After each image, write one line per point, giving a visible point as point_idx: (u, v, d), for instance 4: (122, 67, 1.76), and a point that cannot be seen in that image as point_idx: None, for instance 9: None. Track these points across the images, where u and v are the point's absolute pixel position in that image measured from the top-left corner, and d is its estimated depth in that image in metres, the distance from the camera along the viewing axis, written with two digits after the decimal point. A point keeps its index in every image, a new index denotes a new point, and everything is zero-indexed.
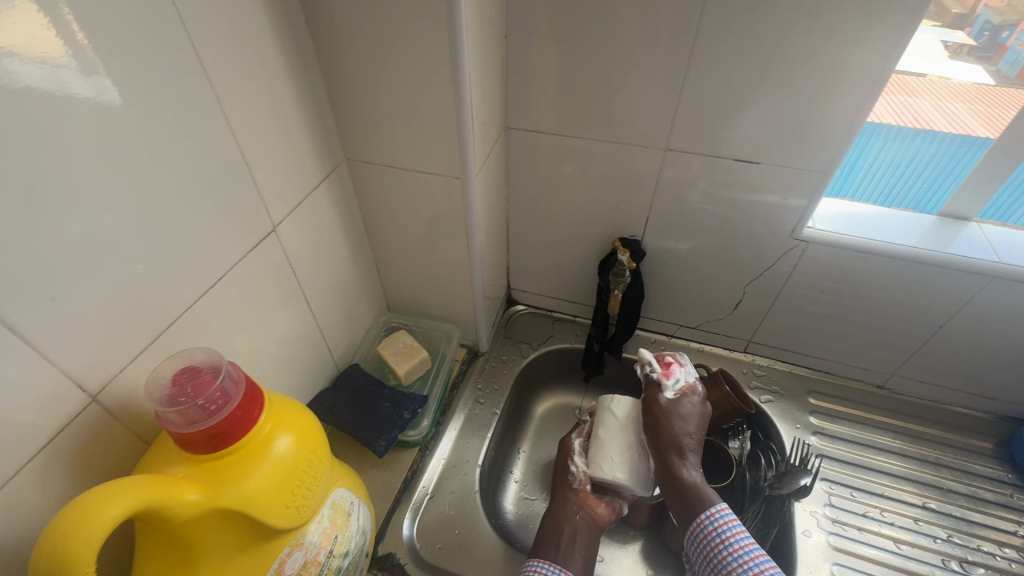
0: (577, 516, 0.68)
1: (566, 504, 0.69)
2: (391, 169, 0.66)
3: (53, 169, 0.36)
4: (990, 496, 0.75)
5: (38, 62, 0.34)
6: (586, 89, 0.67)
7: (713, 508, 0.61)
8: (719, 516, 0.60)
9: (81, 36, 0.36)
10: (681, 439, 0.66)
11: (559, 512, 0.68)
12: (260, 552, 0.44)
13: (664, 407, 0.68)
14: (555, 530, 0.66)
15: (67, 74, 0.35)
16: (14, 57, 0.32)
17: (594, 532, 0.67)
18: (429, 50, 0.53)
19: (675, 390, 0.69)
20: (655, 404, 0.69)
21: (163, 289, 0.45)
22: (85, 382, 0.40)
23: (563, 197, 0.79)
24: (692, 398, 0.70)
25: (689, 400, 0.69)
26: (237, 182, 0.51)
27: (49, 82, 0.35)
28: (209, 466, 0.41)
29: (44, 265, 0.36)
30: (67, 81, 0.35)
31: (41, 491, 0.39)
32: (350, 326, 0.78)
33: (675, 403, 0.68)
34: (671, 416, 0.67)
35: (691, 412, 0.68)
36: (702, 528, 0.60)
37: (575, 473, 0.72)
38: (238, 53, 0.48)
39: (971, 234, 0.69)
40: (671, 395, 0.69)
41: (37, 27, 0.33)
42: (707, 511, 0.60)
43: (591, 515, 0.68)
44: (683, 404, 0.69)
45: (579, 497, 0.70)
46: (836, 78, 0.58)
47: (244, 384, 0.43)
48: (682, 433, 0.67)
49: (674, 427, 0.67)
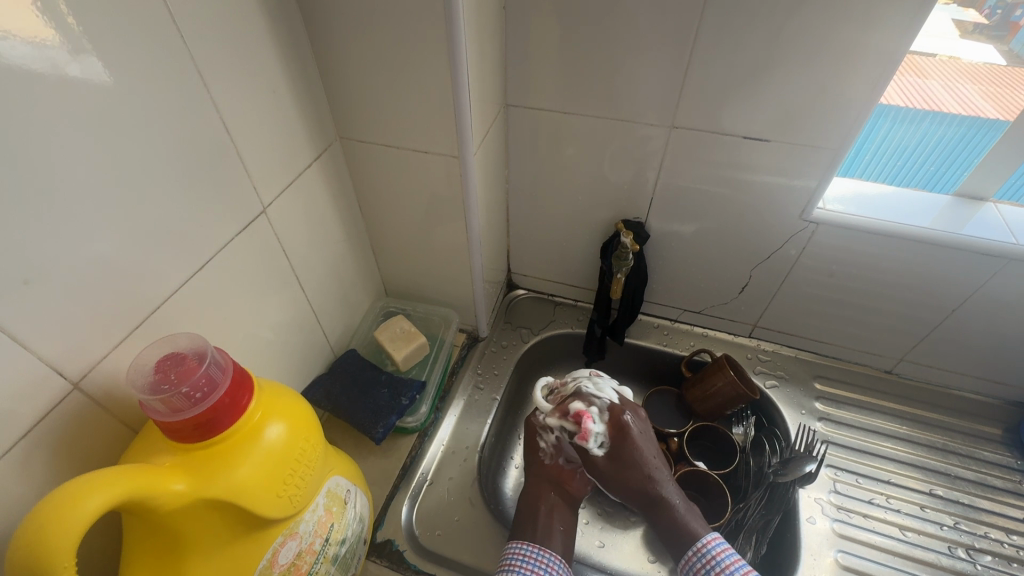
0: (553, 495, 0.68)
1: (541, 483, 0.69)
2: (385, 148, 0.64)
3: (26, 148, 0.34)
4: (999, 483, 0.73)
5: (24, 41, 0.32)
6: (589, 64, 0.64)
7: (709, 538, 0.61)
8: (714, 545, 0.61)
9: (71, 18, 0.34)
10: (648, 472, 0.65)
11: (535, 491, 0.68)
12: (252, 541, 0.43)
13: (628, 440, 0.65)
14: (532, 510, 0.66)
15: (55, 53, 0.34)
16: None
17: (569, 510, 0.68)
18: (423, 21, 0.51)
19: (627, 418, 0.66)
20: (622, 440, 0.65)
21: (148, 273, 0.44)
22: (65, 368, 0.39)
23: (564, 177, 0.77)
24: (639, 413, 0.68)
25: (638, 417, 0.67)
26: (224, 162, 0.49)
27: (33, 61, 0.33)
28: (196, 455, 0.39)
29: (14, 248, 0.34)
30: (52, 60, 0.34)
31: (23, 480, 0.38)
32: (347, 311, 0.77)
33: (631, 431, 0.65)
34: (640, 446, 0.65)
35: (642, 438, 0.66)
36: (698, 557, 0.60)
37: (547, 449, 0.71)
38: (220, 23, 0.45)
39: (988, 215, 0.67)
40: (624, 433, 0.65)
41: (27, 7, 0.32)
42: (704, 542, 0.61)
43: (567, 493, 0.68)
44: (642, 428, 0.67)
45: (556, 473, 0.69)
46: (853, 51, 0.55)
47: (232, 370, 0.42)
48: (648, 468, 0.65)
49: (648, 459, 0.65)
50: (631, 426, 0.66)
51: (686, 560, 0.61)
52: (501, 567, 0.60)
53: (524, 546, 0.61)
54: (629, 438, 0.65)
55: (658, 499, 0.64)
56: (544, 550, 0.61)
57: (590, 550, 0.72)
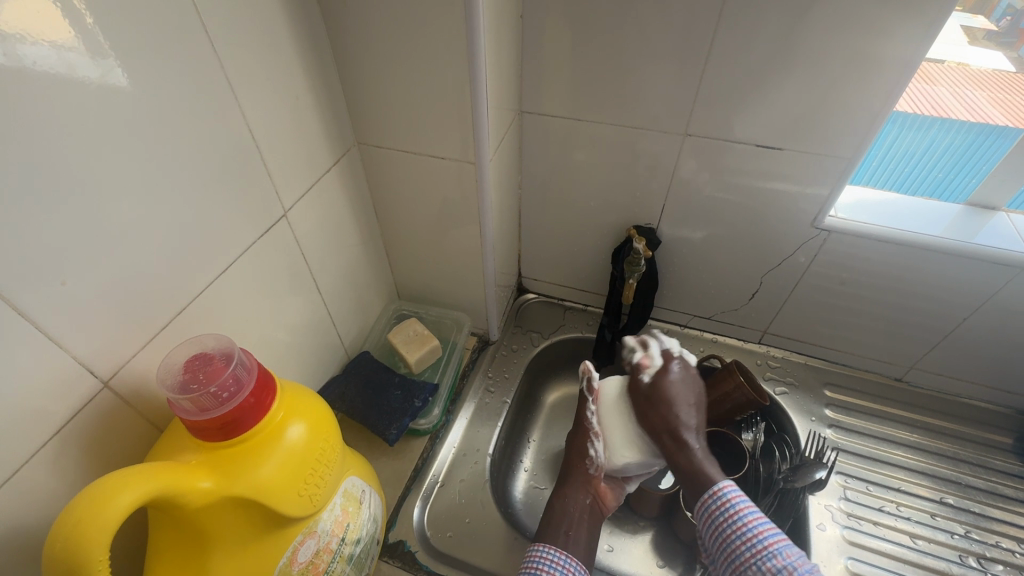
0: (586, 500, 0.67)
1: (577, 487, 0.68)
2: (402, 153, 0.65)
3: (63, 152, 0.35)
4: (1009, 492, 0.73)
5: (43, 43, 0.33)
6: (603, 72, 0.65)
7: (722, 485, 0.59)
8: (728, 491, 0.58)
9: (91, 21, 0.35)
10: (678, 419, 0.65)
11: (570, 491, 0.67)
12: (273, 540, 0.44)
13: (663, 382, 0.68)
14: (566, 511, 0.65)
15: (75, 57, 0.34)
16: (25, 40, 0.32)
17: (598, 518, 0.66)
18: (444, 29, 0.51)
19: (673, 365, 0.70)
20: (657, 380, 0.69)
21: (174, 274, 0.45)
22: (97, 367, 0.40)
23: (576, 184, 0.77)
24: (689, 372, 0.71)
25: (677, 370, 0.70)
26: (247, 167, 0.50)
27: (54, 65, 0.33)
28: (222, 454, 0.40)
29: (50, 249, 0.35)
30: (70, 63, 0.34)
31: (55, 477, 0.39)
32: (361, 313, 0.78)
33: (672, 374, 0.69)
34: (674, 389, 0.67)
35: (687, 391, 0.67)
36: (712, 502, 0.58)
37: (595, 457, 0.69)
38: (246, 29, 0.46)
39: (999, 224, 0.67)
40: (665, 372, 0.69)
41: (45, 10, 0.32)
42: (713, 490, 0.59)
43: (599, 502, 0.67)
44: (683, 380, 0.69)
45: (593, 485, 0.68)
46: (867, 61, 0.55)
47: (257, 371, 0.43)
48: (680, 413, 0.66)
49: (679, 404, 0.66)
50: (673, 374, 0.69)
51: (701, 504, 0.60)
52: (526, 567, 0.59)
53: (549, 549, 0.59)
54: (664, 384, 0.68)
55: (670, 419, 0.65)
56: (570, 557, 0.59)
57: (600, 553, 0.73)
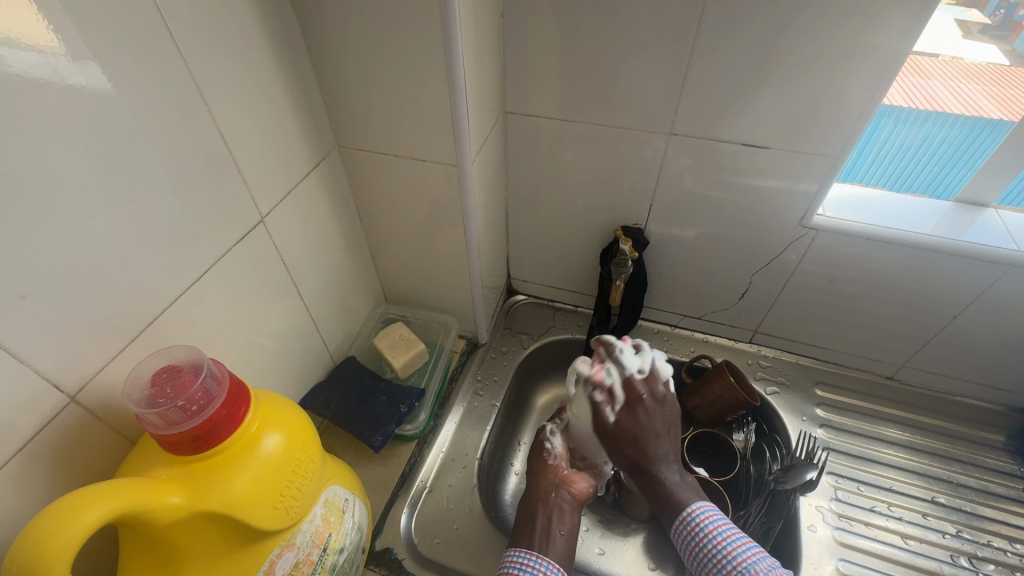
0: (555, 494, 0.66)
1: (543, 479, 0.68)
2: (384, 156, 0.64)
3: (24, 161, 0.34)
4: (1001, 490, 0.73)
5: (31, 49, 0.33)
6: (587, 71, 0.64)
7: (694, 507, 0.59)
8: (698, 514, 0.59)
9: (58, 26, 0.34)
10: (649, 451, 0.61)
11: (537, 485, 0.68)
12: (248, 554, 0.43)
13: (634, 419, 0.62)
14: (530, 510, 0.65)
15: (57, 60, 0.34)
16: (6, 45, 0.32)
17: (572, 507, 0.65)
18: (421, 28, 0.50)
19: (640, 398, 0.62)
20: (628, 418, 0.62)
21: (146, 283, 0.44)
22: (62, 381, 0.39)
23: (563, 184, 0.77)
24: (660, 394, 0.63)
25: (644, 405, 0.62)
26: (222, 172, 0.49)
27: (37, 69, 0.34)
28: (193, 469, 0.39)
29: (15, 260, 0.35)
30: (55, 68, 0.34)
31: (19, 495, 0.38)
32: (346, 318, 0.77)
33: (640, 408, 0.62)
34: (644, 422, 0.61)
35: (653, 419, 0.62)
36: (685, 530, 0.58)
37: (551, 450, 0.71)
38: (217, 33, 0.45)
39: (989, 221, 0.66)
40: (634, 408, 0.62)
41: (18, 16, 0.32)
42: (687, 510, 0.59)
43: (570, 492, 0.67)
44: (657, 410, 0.62)
45: (557, 473, 0.69)
46: (852, 58, 0.54)
47: (228, 382, 0.42)
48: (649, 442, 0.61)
49: (650, 437, 0.61)
50: (642, 409, 0.62)
51: (674, 533, 0.60)
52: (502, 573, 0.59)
53: (521, 553, 0.59)
54: (632, 422, 0.62)
55: (636, 454, 0.62)
56: (542, 557, 0.59)
57: (590, 557, 0.72)
